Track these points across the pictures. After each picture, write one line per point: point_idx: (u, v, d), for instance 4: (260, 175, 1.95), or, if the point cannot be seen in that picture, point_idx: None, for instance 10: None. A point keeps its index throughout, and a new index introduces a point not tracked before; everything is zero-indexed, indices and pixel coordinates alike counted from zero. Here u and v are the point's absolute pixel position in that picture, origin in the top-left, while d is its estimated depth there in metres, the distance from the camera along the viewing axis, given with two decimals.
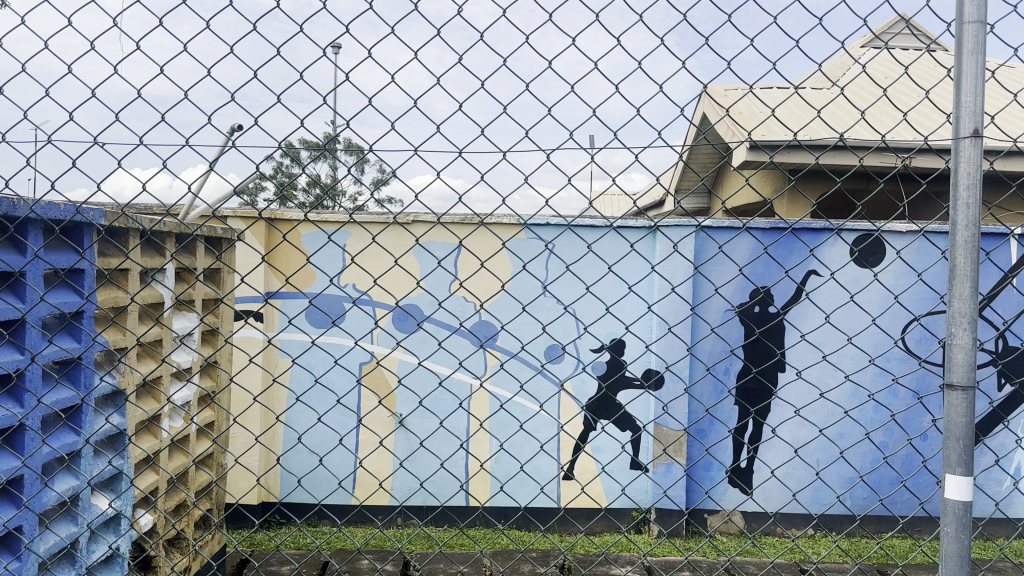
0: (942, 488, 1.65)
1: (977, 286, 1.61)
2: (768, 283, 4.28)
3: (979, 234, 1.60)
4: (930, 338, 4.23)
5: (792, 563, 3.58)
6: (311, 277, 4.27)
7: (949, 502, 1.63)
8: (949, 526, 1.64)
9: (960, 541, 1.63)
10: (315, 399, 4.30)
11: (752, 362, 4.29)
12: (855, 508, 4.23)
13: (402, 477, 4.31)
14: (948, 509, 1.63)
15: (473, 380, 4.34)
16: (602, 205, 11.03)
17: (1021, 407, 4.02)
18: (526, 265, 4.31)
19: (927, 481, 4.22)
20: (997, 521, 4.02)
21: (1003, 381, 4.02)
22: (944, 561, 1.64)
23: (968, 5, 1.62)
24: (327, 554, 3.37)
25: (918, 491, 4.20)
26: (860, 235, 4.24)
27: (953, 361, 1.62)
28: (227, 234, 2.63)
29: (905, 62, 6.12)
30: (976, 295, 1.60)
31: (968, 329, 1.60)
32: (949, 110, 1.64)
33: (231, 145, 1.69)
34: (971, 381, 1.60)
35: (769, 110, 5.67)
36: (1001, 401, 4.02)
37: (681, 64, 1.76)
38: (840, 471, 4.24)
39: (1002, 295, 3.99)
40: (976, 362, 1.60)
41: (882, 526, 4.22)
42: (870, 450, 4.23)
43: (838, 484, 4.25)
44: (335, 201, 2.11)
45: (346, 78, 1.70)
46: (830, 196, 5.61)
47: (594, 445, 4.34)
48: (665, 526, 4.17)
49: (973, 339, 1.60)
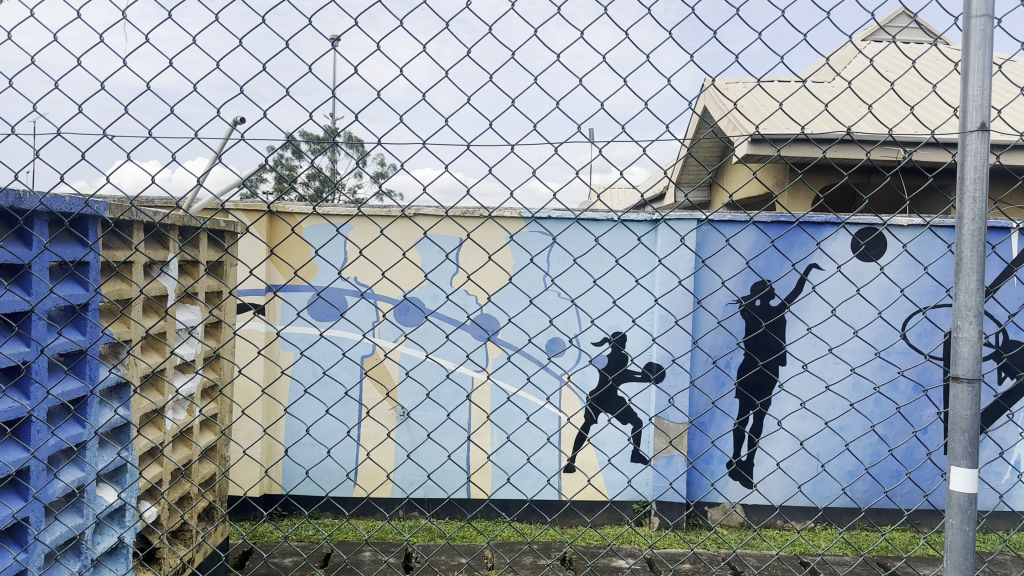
0: (947, 480, 1.64)
1: (983, 279, 1.61)
2: (772, 276, 4.28)
3: (985, 228, 1.60)
4: (934, 331, 4.22)
5: (795, 556, 3.58)
6: (317, 269, 4.29)
7: (954, 494, 1.63)
8: (954, 518, 1.63)
9: (965, 533, 1.62)
10: (320, 391, 4.33)
11: (756, 356, 4.29)
12: (859, 501, 4.23)
13: (406, 469, 4.34)
14: (953, 501, 1.63)
15: (477, 372, 4.35)
16: (607, 198, 11.12)
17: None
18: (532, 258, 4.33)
19: (931, 474, 4.22)
20: (1000, 513, 4.02)
21: (1004, 375, 4.03)
22: (949, 554, 1.64)
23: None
24: (332, 546, 3.39)
25: (921, 484, 4.20)
26: (865, 228, 4.24)
27: (959, 354, 1.62)
28: (231, 227, 2.64)
29: (911, 56, 6.12)
30: (982, 288, 1.60)
31: (974, 323, 1.61)
32: (956, 104, 1.63)
33: (234, 138, 1.69)
34: (976, 373, 1.61)
35: (774, 103, 5.66)
36: (1004, 394, 4.02)
37: (691, 54, 1.71)
38: (843, 464, 4.25)
39: (1005, 288, 3.99)
40: (981, 355, 1.60)
41: (884, 520, 4.22)
42: (874, 443, 4.23)
43: (841, 476, 4.26)
44: (337, 194, 2.13)
45: (347, 68, 1.69)
46: (836, 190, 5.61)
47: (598, 438, 4.35)
48: (668, 518, 4.19)
49: (979, 332, 1.60)
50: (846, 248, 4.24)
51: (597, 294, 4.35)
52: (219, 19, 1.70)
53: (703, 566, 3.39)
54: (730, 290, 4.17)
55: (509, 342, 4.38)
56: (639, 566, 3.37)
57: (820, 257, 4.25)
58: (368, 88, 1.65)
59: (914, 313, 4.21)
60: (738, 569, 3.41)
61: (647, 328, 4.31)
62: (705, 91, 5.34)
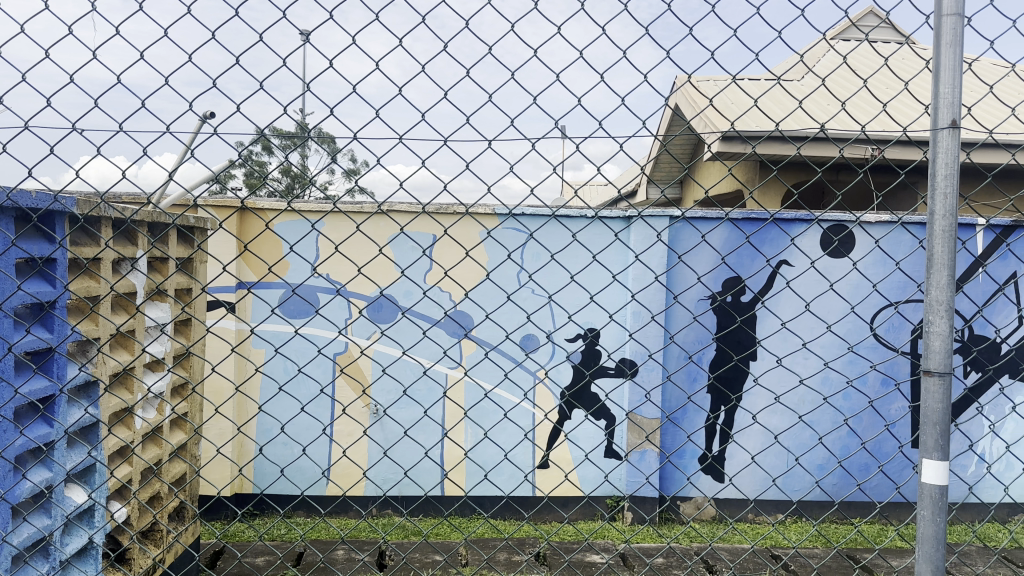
0: (919, 473, 1.66)
1: (954, 273, 1.62)
2: (745, 273, 4.32)
3: (956, 224, 1.62)
4: (903, 325, 4.29)
5: (768, 549, 3.61)
6: (289, 266, 4.26)
7: (926, 486, 1.65)
8: (926, 510, 1.66)
9: (937, 523, 1.65)
10: (293, 389, 4.30)
11: (729, 351, 4.32)
12: (831, 494, 4.28)
13: (381, 467, 4.32)
14: (924, 493, 1.65)
15: (453, 369, 4.34)
16: (584, 194, 11.18)
17: (992, 392, 4.09)
18: (508, 253, 4.33)
19: (901, 467, 4.28)
20: (968, 505, 4.09)
21: (972, 369, 4.10)
22: (920, 545, 1.66)
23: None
24: (306, 545, 3.37)
25: (892, 477, 4.27)
26: (836, 224, 4.29)
27: (930, 348, 1.64)
28: (201, 223, 2.61)
29: (884, 53, 6.20)
30: (952, 282, 1.62)
31: (944, 318, 1.63)
32: (927, 101, 1.65)
33: (203, 134, 1.68)
34: (948, 367, 1.63)
35: (749, 101, 5.71)
36: (972, 387, 4.09)
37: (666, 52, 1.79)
38: (816, 458, 4.30)
39: (973, 282, 4.06)
40: (952, 348, 1.62)
41: (855, 514, 4.29)
42: (844, 436, 4.29)
43: (813, 470, 4.31)
44: (309, 191, 2.11)
45: (320, 63, 1.71)
46: (809, 188, 5.71)
47: (573, 434, 4.36)
48: (643, 513, 4.22)
49: (950, 327, 1.62)
50: (818, 244, 4.29)
51: (573, 290, 4.36)
52: (194, 13, 1.70)
53: (678, 561, 3.41)
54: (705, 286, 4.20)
55: (485, 338, 4.38)
56: (614, 561, 3.38)
57: (791, 254, 4.30)
58: (348, 82, 1.72)
59: (884, 308, 4.27)
60: (713, 563, 3.44)
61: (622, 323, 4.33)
62: (680, 88, 5.38)
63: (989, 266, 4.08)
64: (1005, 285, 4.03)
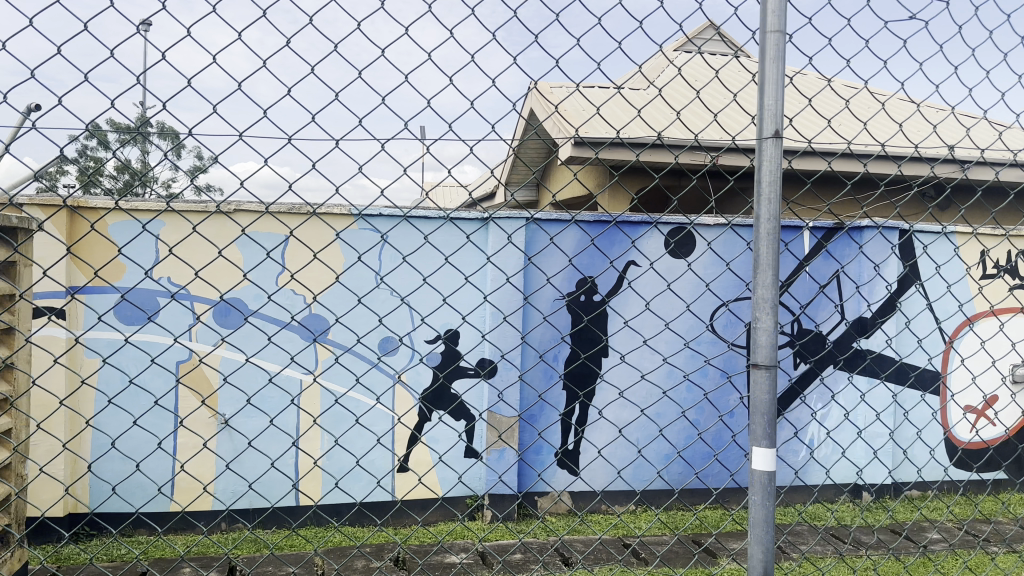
0: (750, 460, 1.80)
1: (778, 274, 1.78)
2: (594, 273, 4.49)
3: (779, 227, 1.77)
4: (736, 323, 4.62)
5: (616, 538, 3.78)
6: (122, 269, 3.96)
7: (756, 473, 1.79)
8: (756, 495, 1.80)
9: (766, 507, 1.80)
10: (128, 401, 4.00)
11: (579, 350, 4.48)
12: (673, 482, 4.55)
13: (227, 480, 4.11)
14: (755, 480, 1.79)
15: (304, 375, 4.20)
16: (437, 195, 11.20)
17: (814, 383, 4.49)
18: (359, 256, 4.23)
19: (735, 455, 4.61)
20: (794, 487, 4.47)
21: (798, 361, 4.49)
22: (752, 527, 1.80)
23: (771, 16, 1.77)
24: (145, 567, 3.16)
25: (727, 464, 4.59)
26: (676, 228, 4.57)
27: (759, 343, 1.78)
28: (22, 222, 2.37)
29: (715, 66, 6.65)
30: (777, 282, 1.77)
31: (771, 314, 1.77)
32: (754, 113, 1.78)
33: (28, 125, 1.53)
34: (774, 360, 1.78)
35: (594, 107, 5.95)
36: (798, 378, 4.48)
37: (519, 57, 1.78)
38: (659, 448, 4.54)
39: (798, 282, 4.44)
40: (778, 343, 1.77)
41: (689, 500, 4.57)
42: (686, 427, 4.56)
43: (657, 460, 4.55)
44: (151, 187, 1.98)
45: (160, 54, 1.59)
46: (649, 193, 6.03)
47: (430, 436, 4.35)
48: (499, 511, 4.29)
49: (776, 323, 1.76)
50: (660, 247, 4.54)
51: (426, 292, 4.34)
52: (209, 17, 1.61)
53: (532, 556, 3.51)
54: (556, 287, 4.33)
55: (338, 344, 4.25)
56: (470, 560, 3.43)
57: (635, 254, 4.50)
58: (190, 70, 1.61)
59: (719, 307, 4.59)
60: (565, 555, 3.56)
61: (474, 324, 4.38)
62: (528, 93, 5.51)
63: (810, 267, 4.48)
64: (822, 285, 4.45)
